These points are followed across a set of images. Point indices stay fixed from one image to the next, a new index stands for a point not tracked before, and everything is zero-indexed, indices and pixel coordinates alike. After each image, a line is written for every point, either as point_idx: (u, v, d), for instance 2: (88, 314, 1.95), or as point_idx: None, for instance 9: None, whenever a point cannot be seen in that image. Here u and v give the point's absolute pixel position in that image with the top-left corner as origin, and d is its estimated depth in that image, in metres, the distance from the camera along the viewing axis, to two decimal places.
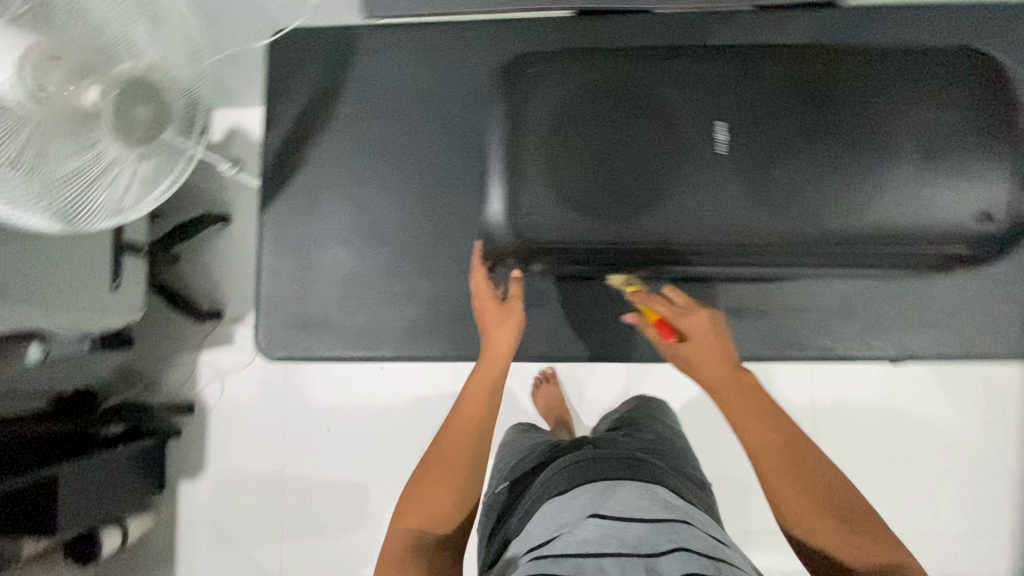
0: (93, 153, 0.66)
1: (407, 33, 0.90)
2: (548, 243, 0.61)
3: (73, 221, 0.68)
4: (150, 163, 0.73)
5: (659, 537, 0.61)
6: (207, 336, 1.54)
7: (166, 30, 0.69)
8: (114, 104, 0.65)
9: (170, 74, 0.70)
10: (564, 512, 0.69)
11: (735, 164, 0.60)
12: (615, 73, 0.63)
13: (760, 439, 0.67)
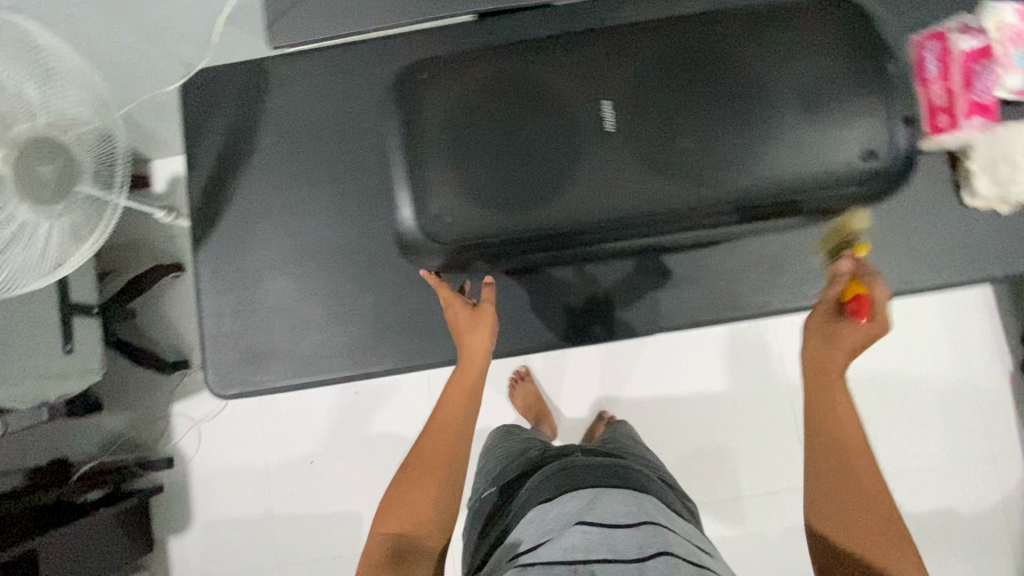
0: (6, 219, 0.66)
1: (318, 57, 0.92)
2: (460, 241, 0.62)
3: None
4: (69, 221, 0.73)
5: (641, 541, 0.64)
6: (176, 387, 1.52)
7: (61, 87, 0.70)
8: (16, 166, 0.65)
9: (71, 130, 0.72)
10: (549, 517, 0.71)
11: (628, 139, 0.61)
12: (501, 66, 0.64)
13: (838, 408, 0.69)
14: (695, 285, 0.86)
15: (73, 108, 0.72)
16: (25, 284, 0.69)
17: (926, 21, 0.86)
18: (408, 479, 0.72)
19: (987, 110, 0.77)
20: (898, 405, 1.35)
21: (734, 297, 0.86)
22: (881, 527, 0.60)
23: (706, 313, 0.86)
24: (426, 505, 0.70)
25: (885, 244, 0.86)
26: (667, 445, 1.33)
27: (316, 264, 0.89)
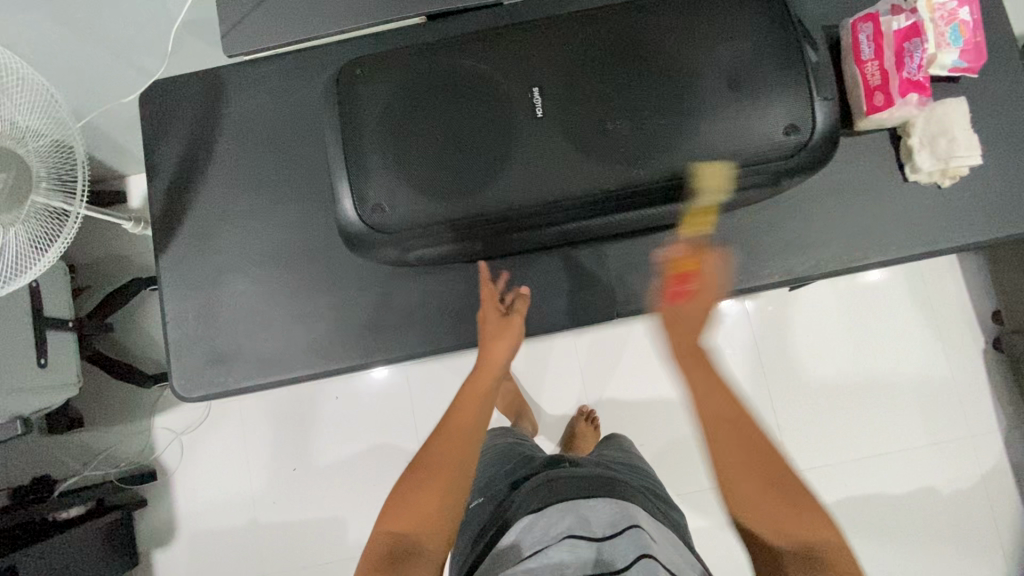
0: None
1: (273, 64, 0.94)
2: (401, 229, 0.64)
3: None
4: (23, 228, 0.74)
5: (622, 549, 0.68)
6: (157, 399, 1.53)
7: (12, 97, 0.72)
8: None
9: (24, 139, 0.73)
10: (537, 528, 0.74)
11: (559, 125, 0.63)
12: (435, 59, 0.66)
13: (710, 400, 0.66)
14: (649, 270, 0.88)
15: (24, 115, 0.73)
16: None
17: (859, 5, 0.89)
18: (425, 473, 0.67)
19: (921, 87, 0.79)
20: (873, 385, 1.36)
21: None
22: (805, 503, 0.59)
23: (662, 297, 0.87)
24: (437, 503, 0.65)
25: (837, 223, 0.88)
26: (645, 437, 1.34)
27: (278, 266, 0.90)
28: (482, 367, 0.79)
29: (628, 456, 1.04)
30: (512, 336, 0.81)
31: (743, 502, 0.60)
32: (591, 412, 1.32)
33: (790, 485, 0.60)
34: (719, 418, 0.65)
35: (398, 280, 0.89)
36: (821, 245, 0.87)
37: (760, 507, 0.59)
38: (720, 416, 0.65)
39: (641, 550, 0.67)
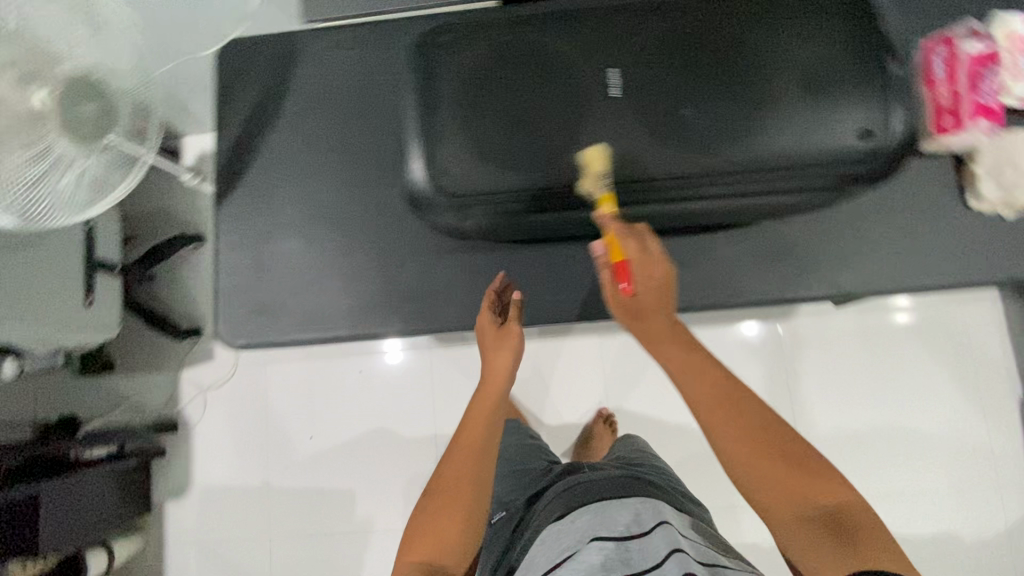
0: (47, 151, 0.71)
1: (346, 33, 0.96)
2: (464, 197, 0.66)
3: (33, 218, 0.74)
4: (105, 162, 0.78)
5: (655, 546, 0.68)
6: (188, 353, 1.57)
7: (108, 35, 0.74)
8: (60, 102, 0.70)
9: (116, 79, 0.75)
10: (566, 534, 0.75)
11: (632, 108, 0.64)
12: (513, 34, 0.67)
13: (693, 386, 0.66)
14: (696, 270, 0.88)
15: (113, 55, 0.75)
16: (62, 216, 0.77)
17: (935, 28, 0.88)
18: (437, 498, 0.70)
19: (992, 113, 0.78)
20: (903, 421, 1.33)
21: (731, 285, 0.87)
22: (806, 467, 0.61)
23: (706, 299, 0.87)
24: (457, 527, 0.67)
25: (888, 245, 0.87)
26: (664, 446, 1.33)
27: (329, 229, 0.93)
28: (485, 383, 0.81)
29: (649, 459, 1.04)
30: (513, 347, 0.82)
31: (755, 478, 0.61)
32: (610, 414, 1.32)
33: (791, 451, 0.62)
34: (712, 403, 0.64)
35: (445, 253, 0.91)
36: (871, 264, 0.86)
37: (769, 480, 0.61)
38: (715, 399, 0.65)
39: (673, 545, 0.67)
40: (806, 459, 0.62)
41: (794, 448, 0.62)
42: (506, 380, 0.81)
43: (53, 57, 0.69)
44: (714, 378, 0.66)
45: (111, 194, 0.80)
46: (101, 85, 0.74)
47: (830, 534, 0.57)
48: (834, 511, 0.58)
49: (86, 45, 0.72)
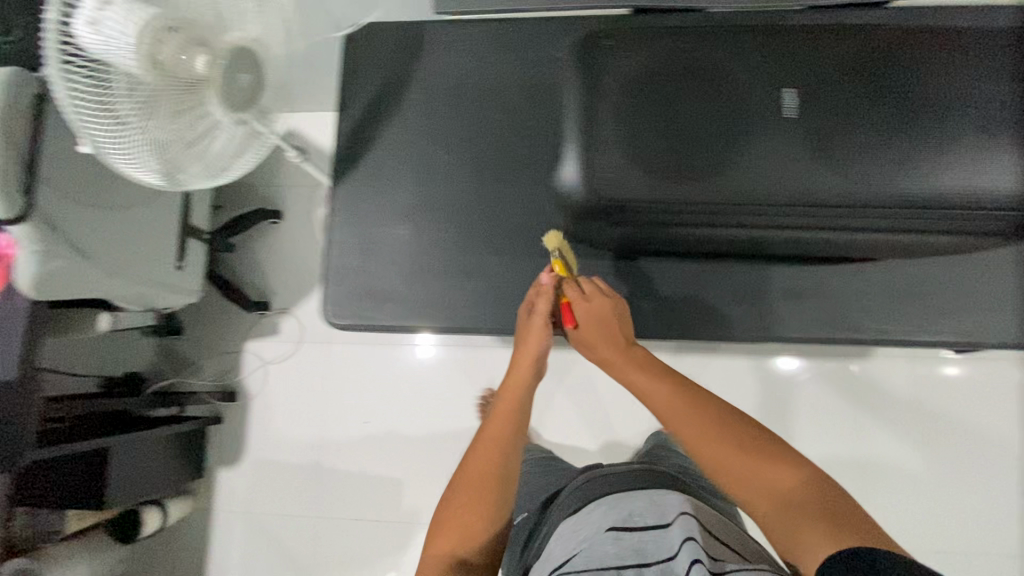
0: (200, 116, 0.75)
1: (475, 29, 0.97)
2: (622, 200, 0.66)
3: (175, 180, 0.77)
4: (245, 131, 0.81)
5: (670, 533, 0.68)
6: (255, 326, 1.59)
7: (269, 9, 0.75)
8: (221, 70, 0.71)
9: (268, 50, 0.76)
10: (584, 523, 0.75)
11: (801, 129, 0.67)
12: (688, 47, 0.71)
13: (658, 397, 0.74)
14: (813, 301, 0.86)
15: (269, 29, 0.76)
16: (202, 175, 0.80)
17: None
18: (461, 491, 0.72)
19: None
20: None
21: (844, 322, 0.85)
22: (775, 456, 0.65)
23: (820, 331, 0.86)
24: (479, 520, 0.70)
25: None
26: None
27: (439, 221, 0.94)
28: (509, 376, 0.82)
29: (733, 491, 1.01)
30: (535, 340, 0.81)
31: (730, 476, 0.66)
32: None
33: (764, 453, 0.66)
34: (687, 414, 0.71)
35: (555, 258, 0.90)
36: (1004, 316, 0.82)
37: (742, 475, 0.65)
38: (689, 410, 0.71)
39: (686, 533, 0.66)
40: (778, 458, 0.65)
41: (768, 448, 0.66)
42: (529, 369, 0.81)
43: (211, 21, 0.71)
44: (677, 396, 0.73)
45: (242, 160, 0.84)
46: (254, 50, 0.75)
47: (805, 515, 0.59)
48: (805, 492, 0.62)
49: (250, 19, 0.74)
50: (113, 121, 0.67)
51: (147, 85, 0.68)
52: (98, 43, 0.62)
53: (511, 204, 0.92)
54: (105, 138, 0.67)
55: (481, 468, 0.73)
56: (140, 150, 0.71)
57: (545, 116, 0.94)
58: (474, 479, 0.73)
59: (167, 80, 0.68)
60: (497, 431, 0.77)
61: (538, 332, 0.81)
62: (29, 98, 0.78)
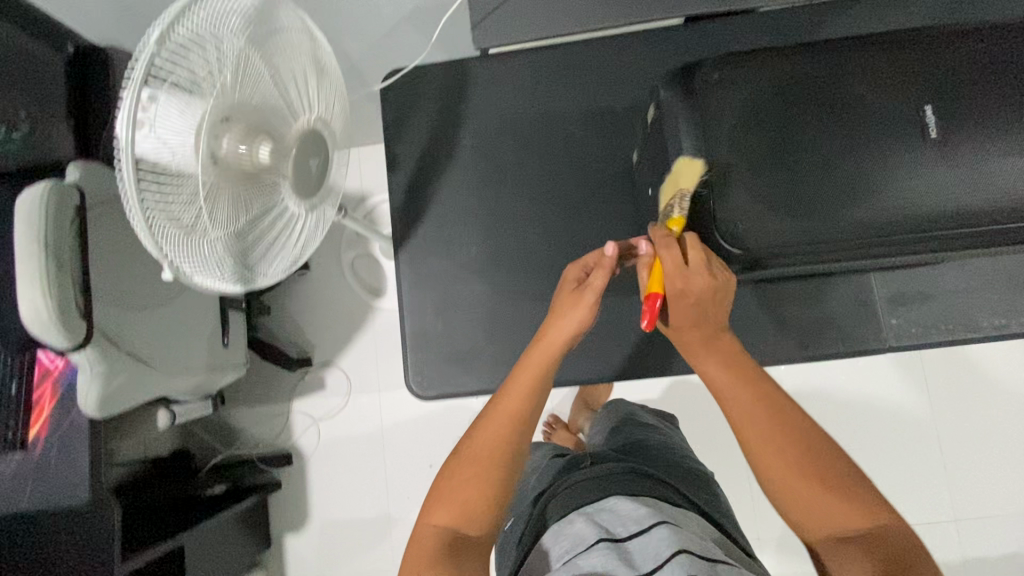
0: (275, 210, 0.71)
1: (517, 61, 0.91)
2: (756, 249, 0.60)
3: (251, 279, 0.74)
4: (315, 214, 0.77)
5: (657, 538, 0.58)
6: (299, 384, 1.53)
7: (327, 83, 0.72)
8: (296, 159, 0.68)
9: (329, 125, 0.73)
10: (565, 533, 0.65)
11: (946, 151, 0.57)
12: (800, 67, 0.61)
13: (741, 405, 0.61)
14: (924, 304, 0.82)
15: (328, 103, 0.72)
16: (269, 269, 0.75)
17: None
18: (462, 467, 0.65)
19: None
20: None
21: (955, 322, 0.82)
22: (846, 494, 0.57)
23: (935, 335, 0.82)
24: (480, 500, 0.64)
25: None
26: None
27: (513, 273, 0.88)
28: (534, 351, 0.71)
29: None
30: (582, 313, 0.69)
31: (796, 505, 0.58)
32: None
33: (822, 470, 0.58)
34: (752, 422, 0.60)
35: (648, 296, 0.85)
36: None
37: (801, 501, 0.57)
38: (753, 415, 0.61)
39: (673, 541, 0.57)
40: (842, 484, 0.57)
41: (835, 467, 0.58)
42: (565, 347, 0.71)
43: (274, 110, 0.65)
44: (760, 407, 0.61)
45: (313, 242, 0.80)
46: (319, 136, 0.71)
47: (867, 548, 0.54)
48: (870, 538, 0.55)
49: (311, 98, 0.70)
50: (180, 228, 0.62)
51: (219, 193, 0.63)
52: (167, 149, 0.58)
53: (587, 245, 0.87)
54: (174, 247, 0.63)
55: (497, 447, 0.66)
56: (207, 254, 0.66)
57: (610, 145, 0.89)
58: (486, 458, 0.65)
59: (233, 177, 0.63)
60: (518, 406, 0.67)
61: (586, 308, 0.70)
62: (69, 216, 0.72)
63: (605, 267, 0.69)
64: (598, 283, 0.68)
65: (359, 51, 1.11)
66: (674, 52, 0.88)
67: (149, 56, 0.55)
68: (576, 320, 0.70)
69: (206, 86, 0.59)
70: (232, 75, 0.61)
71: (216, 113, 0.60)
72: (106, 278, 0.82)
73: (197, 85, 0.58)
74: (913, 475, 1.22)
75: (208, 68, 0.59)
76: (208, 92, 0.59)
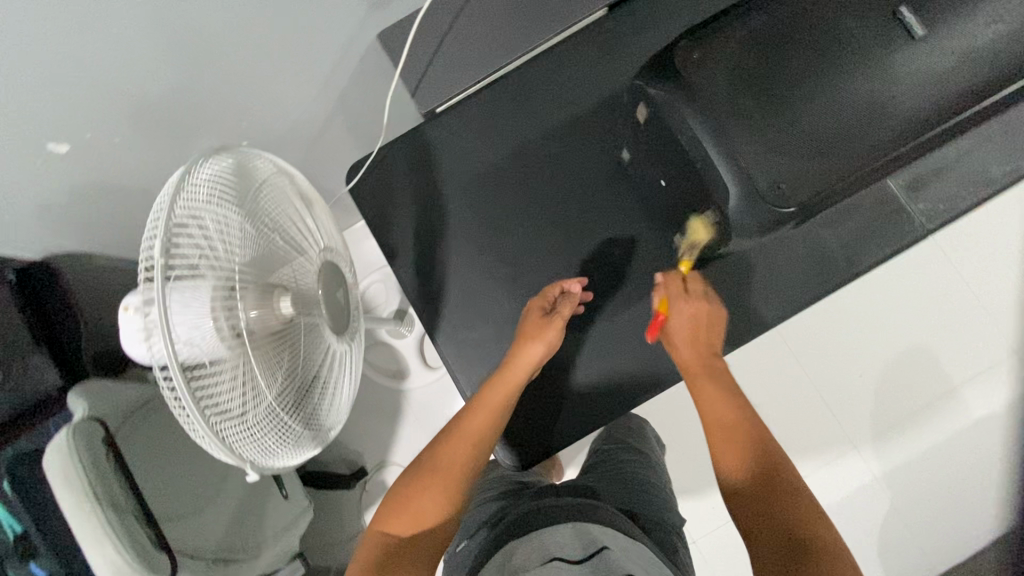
0: (321, 355, 0.67)
1: (469, 107, 0.90)
2: (807, 201, 0.60)
3: (321, 432, 0.69)
4: (355, 340, 0.74)
5: (611, 565, 0.58)
6: (362, 496, 1.44)
7: (317, 209, 0.70)
8: (325, 296, 0.66)
9: (334, 249, 0.71)
10: (521, 551, 0.63)
11: (936, 41, 0.58)
12: (769, 14, 0.61)
13: (714, 400, 0.71)
14: (939, 178, 0.84)
15: (325, 229, 0.71)
16: (325, 416, 0.70)
17: None
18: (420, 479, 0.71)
19: None
20: None
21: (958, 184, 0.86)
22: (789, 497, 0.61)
23: (963, 200, 0.84)
24: (435, 513, 0.69)
25: None
26: (891, 363, 1.26)
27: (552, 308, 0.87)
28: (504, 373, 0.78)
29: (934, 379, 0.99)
30: (549, 338, 0.77)
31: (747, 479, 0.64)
32: (820, 359, 1.27)
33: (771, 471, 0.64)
34: (718, 412, 0.70)
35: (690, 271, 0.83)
36: None
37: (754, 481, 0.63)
38: (717, 406, 0.70)
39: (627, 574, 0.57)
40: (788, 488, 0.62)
41: (774, 467, 0.64)
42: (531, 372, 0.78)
43: (280, 258, 0.62)
44: (732, 408, 0.70)
45: (359, 368, 0.76)
46: (331, 266, 0.69)
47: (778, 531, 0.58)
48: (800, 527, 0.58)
49: (311, 231, 0.68)
50: (235, 417, 0.57)
51: (261, 365, 0.59)
52: (202, 342, 0.53)
53: (602, 257, 0.87)
54: (239, 441, 0.56)
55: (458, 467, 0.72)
56: (268, 431, 0.61)
57: (590, 152, 0.89)
58: (448, 474, 0.71)
59: (269, 341, 0.60)
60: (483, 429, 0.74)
61: (552, 334, 0.78)
62: (102, 448, 0.66)
63: (572, 298, 0.79)
64: (566, 310, 0.77)
65: (304, 155, 1.08)
66: (612, 45, 0.90)
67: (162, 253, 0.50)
68: (539, 347, 0.77)
69: (217, 263, 0.55)
70: (237, 240, 0.57)
71: (234, 286, 0.56)
72: (159, 488, 0.76)
73: (210, 266, 0.54)
74: (968, 329, 1.26)
75: (213, 244, 0.55)
76: (223, 265, 0.55)
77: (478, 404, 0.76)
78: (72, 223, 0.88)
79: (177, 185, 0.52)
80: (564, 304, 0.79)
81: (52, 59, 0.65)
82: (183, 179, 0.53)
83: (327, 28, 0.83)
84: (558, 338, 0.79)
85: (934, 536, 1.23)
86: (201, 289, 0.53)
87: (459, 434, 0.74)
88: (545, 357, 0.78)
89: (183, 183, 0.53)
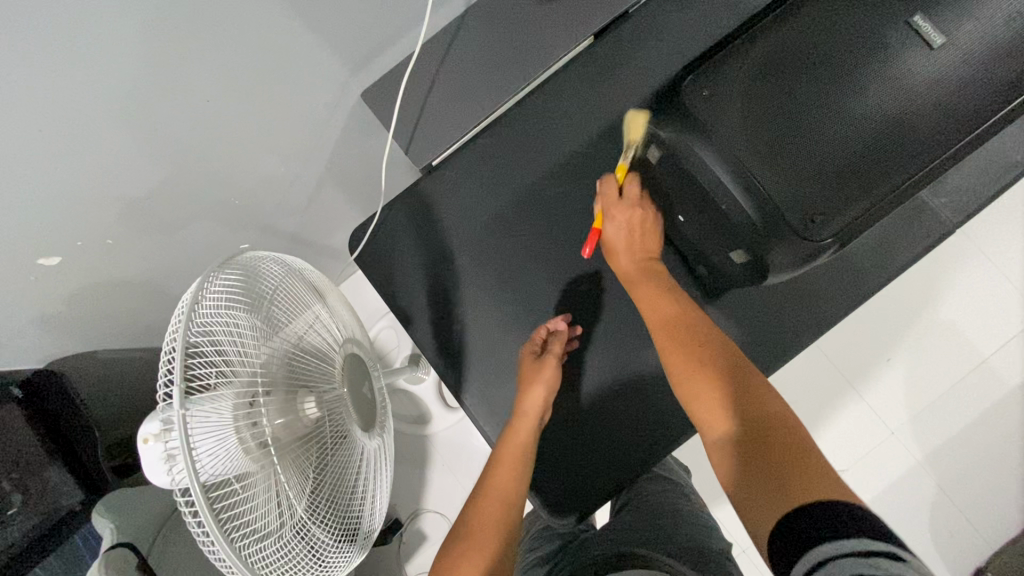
0: (355, 451, 0.65)
1: (464, 157, 0.89)
2: (838, 229, 0.57)
3: (361, 532, 0.66)
4: (381, 426, 0.72)
5: None
6: (401, 550, 1.35)
7: (331, 300, 0.68)
8: (350, 390, 0.65)
9: (352, 338, 0.71)
10: None
11: (957, 47, 0.55)
12: (776, 38, 0.59)
13: (657, 312, 0.73)
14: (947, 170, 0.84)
15: (340, 318, 0.69)
16: (361, 510, 0.67)
17: None
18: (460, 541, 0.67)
19: None
20: None
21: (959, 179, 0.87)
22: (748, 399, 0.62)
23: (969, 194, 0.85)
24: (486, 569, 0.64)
25: None
26: (924, 344, 1.23)
27: (579, 348, 0.86)
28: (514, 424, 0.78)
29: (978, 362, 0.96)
30: (548, 379, 0.78)
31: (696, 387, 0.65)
32: (850, 350, 1.24)
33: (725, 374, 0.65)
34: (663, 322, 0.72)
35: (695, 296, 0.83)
36: None
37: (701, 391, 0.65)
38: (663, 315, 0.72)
39: None
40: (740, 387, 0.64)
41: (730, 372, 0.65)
42: (539, 418, 0.79)
43: (301, 359, 0.60)
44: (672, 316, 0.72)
45: (388, 454, 0.73)
46: (353, 357, 0.68)
47: (766, 491, 0.53)
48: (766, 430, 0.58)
49: (330, 323, 0.66)
50: (270, 541, 0.54)
51: (292, 478, 0.56)
52: (230, 466, 0.50)
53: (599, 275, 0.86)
54: (274, 566, 0.53)
55: (492, 525, 0.68)
56: (303, 538, 0.58)
57: (596, 183, 0.87)
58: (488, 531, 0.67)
59: (300, 447, 0.57)
60: (512, 484, 0.72)
61: (551, 374, 0.79)
62: None
63: (563, 336, 0.81)
64: (560, 349, 0.79)
65: (302, 221, 1.06)
66: (602, 73, 0.88)
67: (181, 382, 0.46)
68: (542, 389, 0.78)
69: (241, 375, 0.52)
70: (260, 346, 0.55)
71: (259, 397, 0.53)
72: None
73: (232, 382, 0.51)
74: (996, 299, 1.23)
75: (235, 357, 0.52)
76: (249, 374, 0.52)
77: (496, 461, 0.75)
78: (78, 331, 0.85)
79: (192, 304, 0.49)
80: (555, 346, 0.80)
81: (35, 177, 0.61)
82: (198, 294, 0.50)
83: (312, 99, 0.81)
84: (558, 377, 0.80)
85: (990, 514, 1.19)
86: (225, 408, 0.49)
87: (486, 497, 0.71)
88: (549, 397, 0.79)
89: (199, 295, 0.50)
